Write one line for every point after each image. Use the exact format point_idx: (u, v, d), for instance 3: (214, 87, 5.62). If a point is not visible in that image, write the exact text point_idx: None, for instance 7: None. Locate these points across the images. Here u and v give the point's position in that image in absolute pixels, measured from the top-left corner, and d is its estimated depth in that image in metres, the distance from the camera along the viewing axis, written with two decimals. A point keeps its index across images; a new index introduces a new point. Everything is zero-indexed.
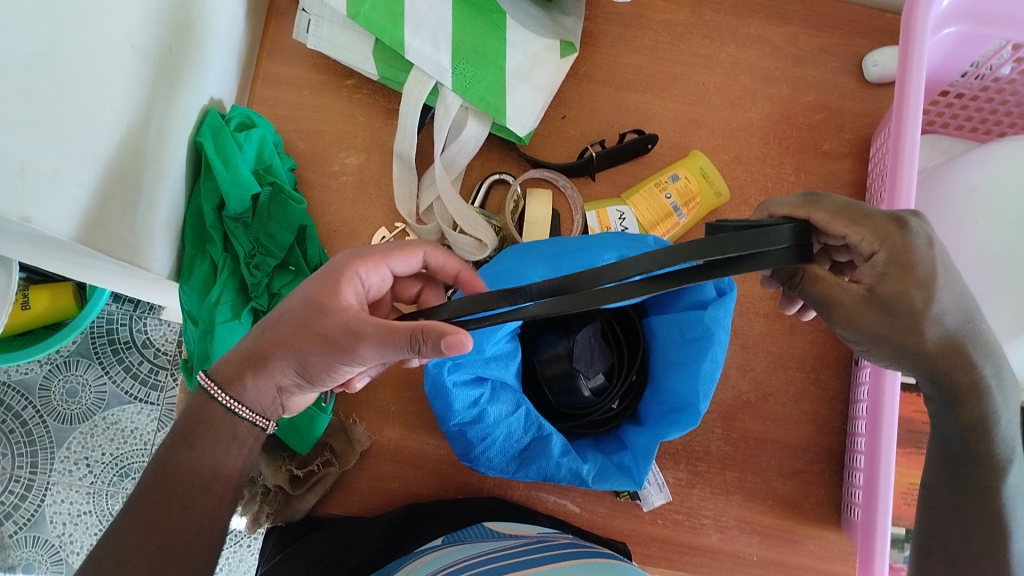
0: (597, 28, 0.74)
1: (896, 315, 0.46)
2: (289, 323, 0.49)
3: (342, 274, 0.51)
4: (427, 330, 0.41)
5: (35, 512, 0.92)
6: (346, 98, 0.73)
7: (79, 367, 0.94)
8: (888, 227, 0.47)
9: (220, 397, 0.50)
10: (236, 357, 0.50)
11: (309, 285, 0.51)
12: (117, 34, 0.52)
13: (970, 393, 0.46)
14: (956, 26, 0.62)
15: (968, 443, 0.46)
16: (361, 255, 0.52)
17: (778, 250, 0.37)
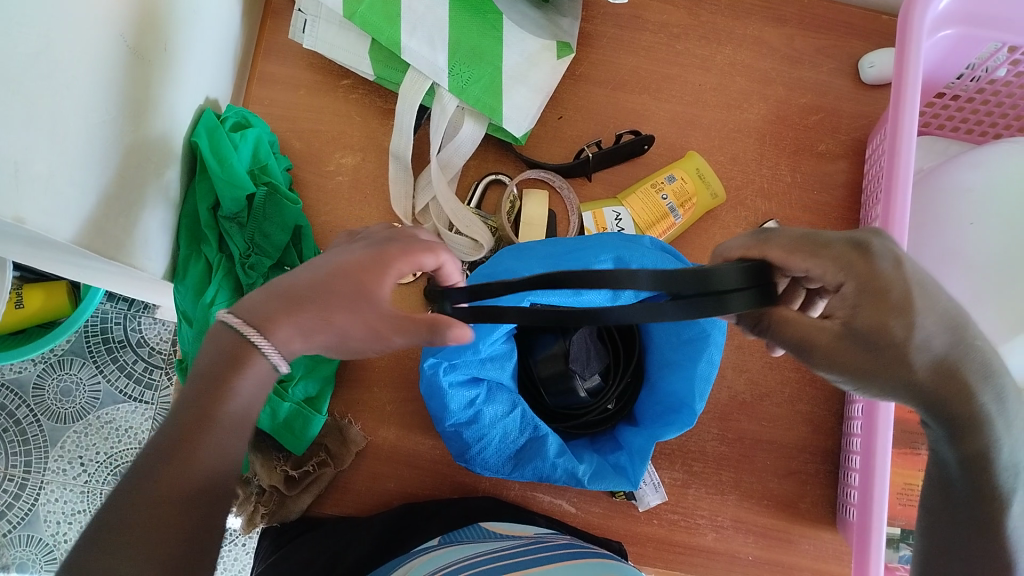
0: (593, 29, 0.74)
1: (878, 350, 0.41)
2: (338, 301, 0.42)
3: (391, 260, 0.43)
4: (439, 324, 0.42)
5: (28, 511, 0.92)
6: (342, 98, 0.73)
7: (73, 366, 0.94)
8: (852, 256, 0.42)
9: (262, 343, 0.42)
10: (273, 302, 0.43)
11: (357, 257, 0.44)
12: (111, 33, 0.51)
13: (971, 426, 0.42)
14: (952, 29, 0.62)
15: (970, 476, 0.43)
16: (416, 249, 0.44)
17: (735, 295, 0.39)
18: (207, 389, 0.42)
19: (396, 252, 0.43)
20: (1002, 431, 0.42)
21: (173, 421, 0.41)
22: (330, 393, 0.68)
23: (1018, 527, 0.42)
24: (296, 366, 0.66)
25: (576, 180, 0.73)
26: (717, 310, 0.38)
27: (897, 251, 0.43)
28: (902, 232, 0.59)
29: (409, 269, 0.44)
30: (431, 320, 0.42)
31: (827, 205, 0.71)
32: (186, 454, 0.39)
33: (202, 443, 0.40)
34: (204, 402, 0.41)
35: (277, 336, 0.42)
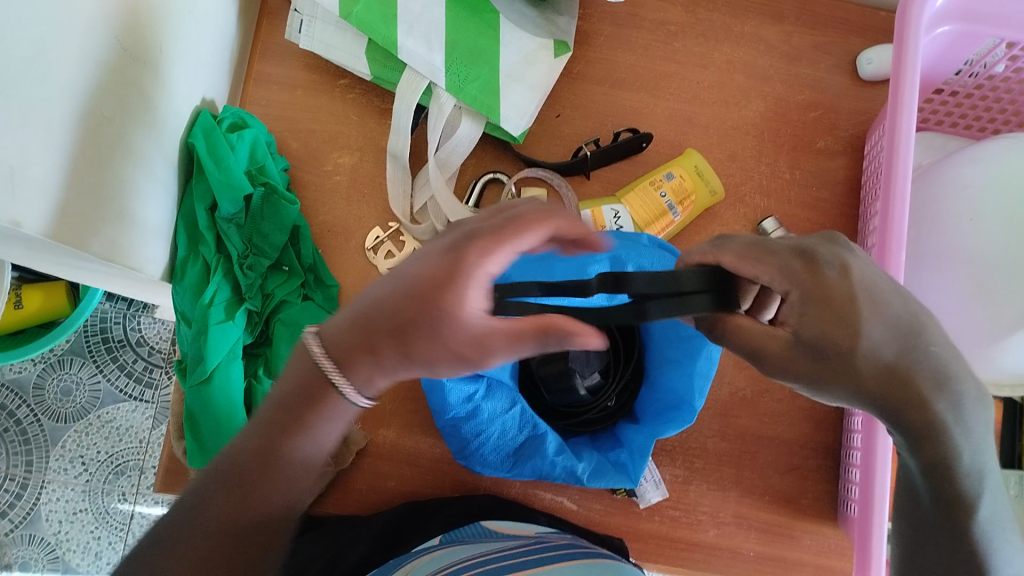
0: (590, 27, 0.74)
1: (827, 358, 0.44)
2: (417, 335, 0.39)
3: (461, 269, 0.38)
4: (557, 325, 0.38)
5: (31, 510, 1.03)
6: (339, 98, 0.73)
7: (73, 366, 1.04)
8: (795, 264, 0.45)
9: (341, 383, 0.41)
10: (349, 339, 0.40)
11: (428, 270, 0.39)
12: (105, 33, 0.51)
13: (926, 431, 0.45)
14: (950, 25, 0.62)
15: (933, 481, 0.46)
16: (490, 245, 0.38)
17: (698, 297, 0.44)
18: (282, 418, 0.42)
19: (466, 254, 0.38)
20: (956, 436, 0.45)
21: (256, 430, 0.42)
22: None
23: (986, 528, 0.45)
24: None
25: (574, 179, 0.72)
26: (683, 310, 0.43)
27: (844, 256, 0.46)
28: (900, 228, 0.59)
29: (487, 271, 0.38)
30: (545, 322, 0.38)
31: (826, 201, 0.71)
32: (248, 495, 0.41)
33: (267, 480, 0.42)
34: (276, 433, 0.42)
35: (356, 375, 0.40)
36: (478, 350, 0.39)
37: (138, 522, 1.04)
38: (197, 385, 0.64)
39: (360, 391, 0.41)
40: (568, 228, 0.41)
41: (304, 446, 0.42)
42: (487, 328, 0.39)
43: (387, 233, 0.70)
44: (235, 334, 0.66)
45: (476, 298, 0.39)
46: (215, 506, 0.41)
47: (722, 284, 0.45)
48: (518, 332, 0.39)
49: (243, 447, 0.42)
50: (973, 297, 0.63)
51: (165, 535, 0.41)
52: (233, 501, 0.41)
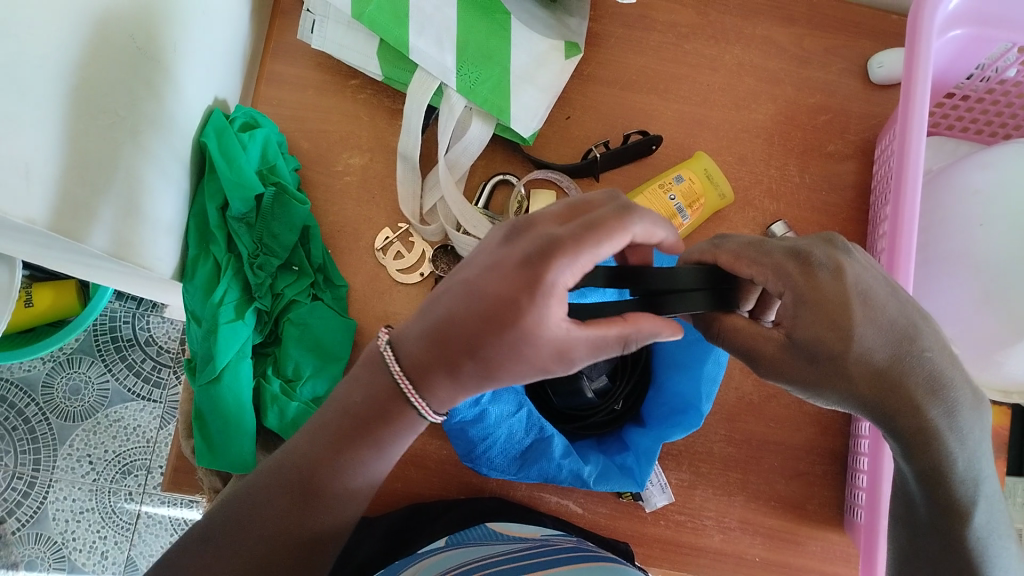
0: (601, 29, 0.74)
1: (818, 362, 0.44)
2: (496, 355, 0.39)
3: (541, 284, 0.38)
4: (640, 331, 0.40)
5: (38, 508, 1.04)
6: (350, 98, 0.73)
7: (82, 365, 1.05)
8: (787, 267, 0.44)
9: (414, 397, 0.42)
10: (421, 353, 0.41)
11: (506, 287, 0.38)
12: (118, 32, 0.51)
13: (921, 441, 0.44)
14: (962, 29, 0.62)
15: (928, 489, 0.46)
16: (568, 257, 0.38)
17: (697, 293, 0.43)
18: (358, 433, 0.44)
19: (545, 268, 0.38)
20: (951, 445, 0.44)
21: (318, 441, 0.45)
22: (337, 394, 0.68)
23: (979, 536, 0.45)
24: (304, 365, 0.67)
25: (584, 180, 0.73)
26: (682, 305, 0.43)
27: (840, 259, 0.45)
28: (910, 233, 0.59)
29: (565, 283, 0.38)
30: (629, 329, 0.40)
31: (835, 205, 0.71)
32: (310, 501, 0.44)
33: (332, 491, 0.44)
34: (350, 448, 0.44)
35: (432, 392, 0.42)
36: (561, 360, 0.39)
37: (143, 522, 1.05)
38: (206, 384, 0.65)
39: (434, 406, 0.43)
40: (642, 231, 0.41)
41: (371, 462, 0.45)
42: (570, 340, 0.39)
43: (396, 233, 0.70)
44: (244, 333, 0.66)
45: (557, 309, 0.38)
46: (280, 507, 0.44)
47: (715, 283, 0.44)
48: (600, 339, 0.40)
49: (313, 454, 0.44)
50: (981, 302, 0.63)
51: (228, 529, 0.43)
52: (297, 505, 0.44)
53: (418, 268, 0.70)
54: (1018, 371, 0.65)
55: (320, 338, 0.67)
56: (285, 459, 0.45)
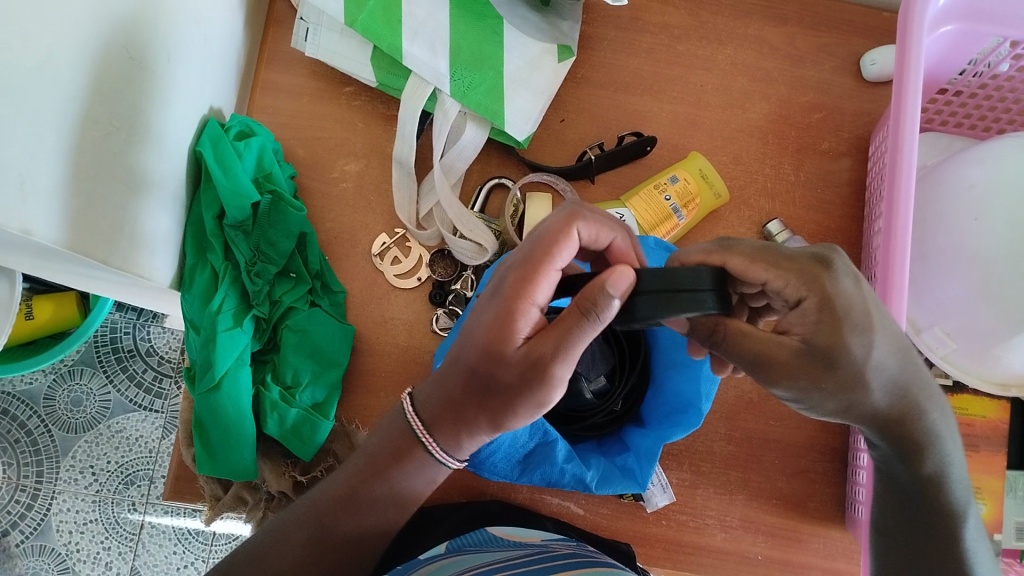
0: (594, 31, 0.74)
1: (838, 368, 0.44)
2: (483, 386, 0.43)
3: (504, 308, 0.43)
4: (587, 296, 0.41)
5: (41, 520, 1.04)
6: (345, 105, 0.73)
7: (84, 376, 1.05)
8: (816, 271, 0.45)
9: (431, 445, 0.46)
10: (436, 398, 0.46)
11: (485, 317, 0.44)
12: (113, 43, 0.52)
13: (920, 450, 0.47)
14: (952, 24, 0.62)
15: (926, 494, 0.48)
16: (525, 275, 0.43)
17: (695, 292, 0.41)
18: (370, 470, 0.47)
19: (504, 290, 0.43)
20: (945, 451, 0.48)
21: (335, 482, 0.48)
22: (337, 398, 0.68)
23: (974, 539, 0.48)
24: (302, 371, 0.67)
25: (578, 183, 0.73)
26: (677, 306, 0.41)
27: (856, 270, 0.46)
28: (905, 228, 0.59)
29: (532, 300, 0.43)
30: (581, 300, 0.41)
31: (830, 203, 0.72)
32: (326, 530, 0.46)
33: (342, 523, 0.47)
34: (363, 482, 0.47)
35: (442, 435, 0.46)
36: (537, 369, 0.41)
37: (147, 533, 1.05)
38: (205, 393, 0.64)
39: (449, 451, 0.46)
40: (589, 232, 0.46)
41: (386, 501, 0.47)
42: (536, 350, 0.42)
43: (393, 239, 0.71)
44: (243, 341, 0.66)
45: (523, 325, 0.43)
46: (296, 537, 0.46)
47: (679, 285, 0.41)
48: (566, 329, 0.41)
49: (330, 490, 0.47)
50: (979, 297, 0.63)
51: (247, 560, 0.46)
52: (312, 539, 0.46)
53: (415, 273, 0.70)
54: (1018, 363, 0.65)
55: (319, 345, 0.67)
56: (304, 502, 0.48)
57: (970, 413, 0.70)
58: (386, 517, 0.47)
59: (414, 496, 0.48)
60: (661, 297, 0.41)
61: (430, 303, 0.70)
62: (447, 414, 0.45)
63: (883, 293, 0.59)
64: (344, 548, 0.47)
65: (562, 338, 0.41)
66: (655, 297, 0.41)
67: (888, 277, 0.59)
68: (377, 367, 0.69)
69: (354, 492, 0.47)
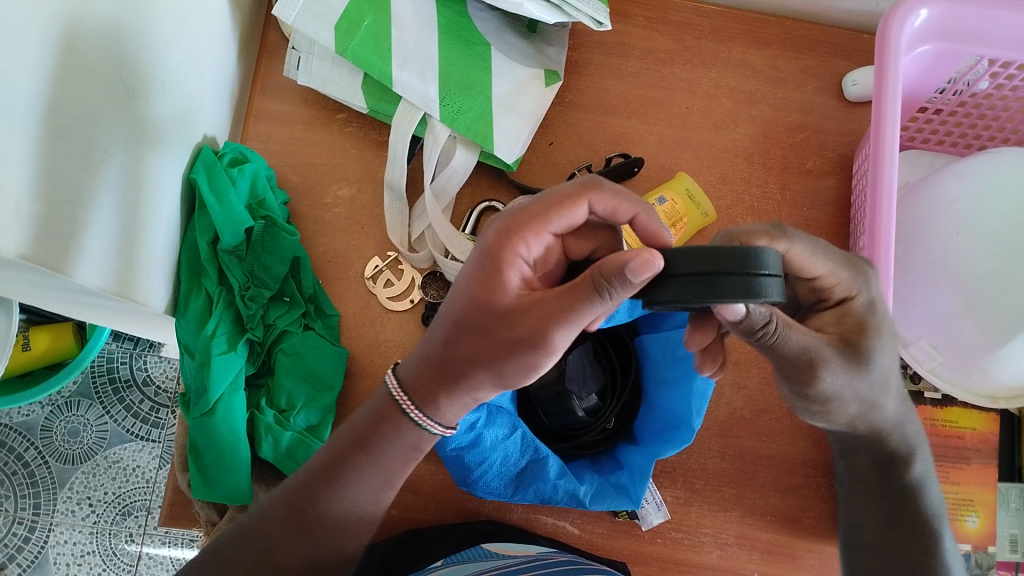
0: (581, 57, 0.76)
1: (874, 368, 0.48)
2: (471, 341, 0.44)
3: (496, 259, 0.44)
4: (607, 270, 0.38)
5: (39, 553, 1.04)
6: (337, 131, 0.74)
7: (81, 407, 1.06)
8: (866, 280, 0.49)
9: (410, 409, 0.48)
10: (423, 364, 0.47)
11: (474, 266, 0.45)
12: (108, 73, 0.53)
13: (899, 459, 0.56)
14: (929, 44, 0.63)
15: (904, 497, 0.56)
16: (518, 231, 0.44)
17: (757, 280, 0.36)
18: (351, 446, 0.49)
19: (499, 243, 0.44)
20: (922, 461, 0.56)
21: (317, 458, 0.50)
22: (331, 421, 0.68)
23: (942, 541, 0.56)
24: (296, 395, 0.68)
25: None
26: (733, 294, 0.36)
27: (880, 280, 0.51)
28: (888, 240, 0.60)
29: (521, 257, 0.44)
30: (597, 271, 0.39)
31: (816, 220, 0.73)
32: (306, 513, 0.48)
33: (324, 502, 0.48)
34: (343, 458, 0.49)
35: (421, 399, 0.47)
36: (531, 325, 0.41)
37: (144, 563, 1.05)
38: (200, 417, 0.65)
39: (427, 414, 0.47)
40: (603, 204, 0.45)
41: (370, 478, 0.49)
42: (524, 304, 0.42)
43: (385, 262, 0.72)
44: (236, 365, 0.66)
45: (512, 279, 0.44)
46: (279, 513, 0.48)
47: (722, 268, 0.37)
48: (573, 295, 0.40)
49: (311, 466, 0.50)
50: (962, 310, 0.64)
51: (235, 539, 0.48)
52: (295, 517, 0.48)
53: (408, 295, 0.71)
54: (1007, 376, 0.65)
55: (313, 367, 0.68)
56: (288, 486, 0.50)
57: (960, 426, 0.71)
58: (361, 503, 0.49)
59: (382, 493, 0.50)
60: (707, 279, 0.37)
61: (423, 324, 0.70)
62: (433, 377, 0.46)
63: None
64: (332, 529, 0.49)
65: (564, 306, 0.40)
66: (693, 280, 0.38)
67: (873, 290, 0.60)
68: (372, 389, 0.70)
69: (333, 474, 0.49)
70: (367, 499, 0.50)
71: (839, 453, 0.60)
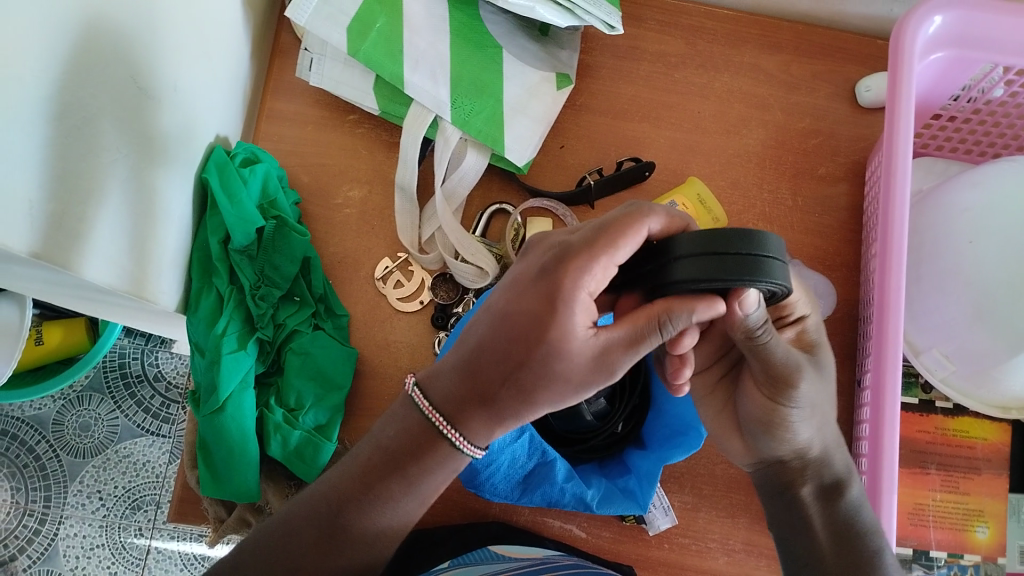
0: (593, 60, 0.76)
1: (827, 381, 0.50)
2: (526, 377, 0.41)
3: (558, 297, 0.40)
4: (674, 311, 0.39)
5: (49, 545, 1.05)
6: (349, 132, 0.75)
7: (92, 402, 1.06)
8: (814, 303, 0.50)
9: (453, 436, 0.44)
10: (455, 389, 0.44)
11: (528, 302, 0.41)
12: (120, 74, 0.53)
13: (837, 483, 0.53)
14: (942, 51, 0.63)
15: (844, 518, 0.51)
16: (581, 266, 0.40)
17: (759, 259, 0.36)
18: (387, 465, 0.45)
19: (560, 278, 0.40)
20: (859, 488, 0.53)
21: (348, 471, 0.46)
22: (341, 420, 0.69)
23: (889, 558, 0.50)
24: (306, 394, 0.68)
25: (579, 208, 0.74)
26: (735, 274, 0.36)
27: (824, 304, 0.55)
28: (899, 249, 0.60)
29: (585, 290, 0.40)
30: (660, 313, 0.40)
31: (829, 226, 0.72)
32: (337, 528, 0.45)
33: (356, 517, 0.45)
34: (378, 474, 0.45)
35: (468, 427, 0.44)
36: (602, 368, 0.41)
37: (153, 558, 1.06)
38: (209, 414, 0.65)
39: (471, 440, 0.45)
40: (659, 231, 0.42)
41: (406, 503, 0.46)
42: (599, 348, 0.41)
43: (395, 263, 0.72)
44: (247, 364, 0.67)
45: (582, 319, 0.40)
46: (310, 529, 0.45)
47: (725, 248, 0.36)
48: (633, 334, 0.40)
49: (339, 483, 0.46)
50: (972, 320, 0.64)
51: (261, 550, 0.44)
52: (327, 530, 0.45)
53: (417, 296, 0.71)
54: (1018, 386, 0.65)
55: (322, 367, 0.68)
56: (314, 498, 0.46)
57: (970, 436, 0.70)
58: (392, 520, 0.46)
59: (407, 518, 0.47)
60: (712, 260, 0.36)
61: (432, 326, 0.71)
62: (466, 399, 0.43)
63: (880, 313, 0.60)
64: (364, 551, 0.45)
65: (637, 346, 0.41)
66: (698, 262, 0.37)
67: (883, 298, 0.60)
68: (381, 390, 0.70)
69: (366, 484, 0.45)
70: (397, 518, 0.46)
71: (779, 490, 0.55)
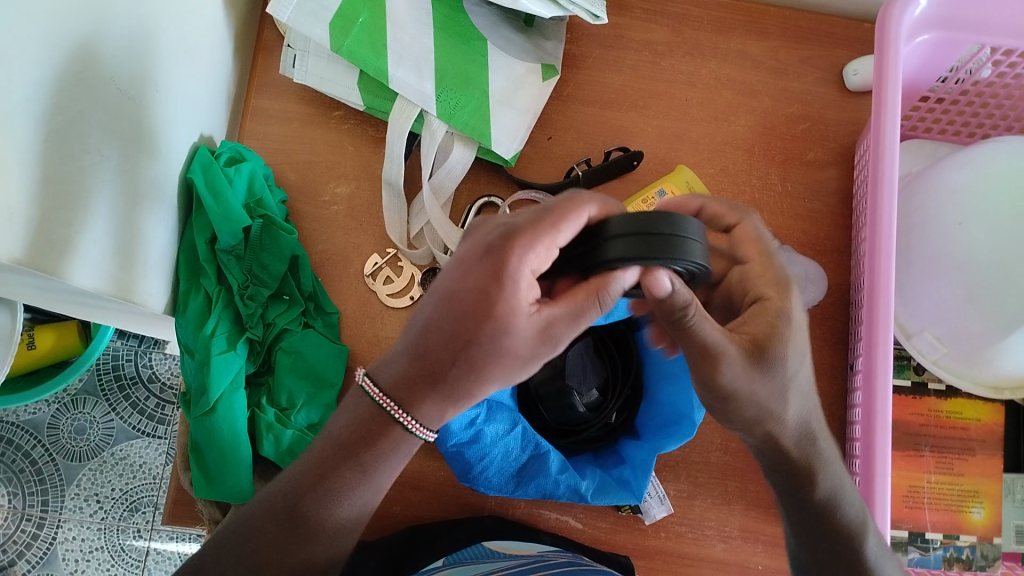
0: (579, 50, 0.76)
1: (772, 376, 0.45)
2: (476, 355, 0.40)
3: (505, 272, 0.40)
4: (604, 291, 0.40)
5: (48, 549, 1.05)
6: (334, 128, 0.74)
7: (87, 405, 1.06)
8: (786, 291, 0.48)
9: (406, 422, 0.43)
10: (402, 376, 0.42)
11: (473, 281, 0.40)
12: (103, 77, 0.53)
13: (802, 480, 0.50)
14: (929, 33, 0.62)
15: (821, 518, 0.50)
16: (526, 245, 0.40)
17: (685, 243, 0.39)
18: (337, 458, 0.45)
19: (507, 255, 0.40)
20: (834, 476, 0.50)
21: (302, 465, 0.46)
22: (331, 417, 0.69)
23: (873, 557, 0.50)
24: (297, 393, 0.68)
25: None
26: (663, 251, 0.38)
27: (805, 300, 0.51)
28: (888, 233, 0.60)
29: (529, 267, 0.40)
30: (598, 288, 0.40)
31: (819, 211, 0.72)
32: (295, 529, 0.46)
33: (314, 515, 0.46)
34: (329, 468, 0.45)
35: (421, 413, 0.43)
36: (547, 341, 0.41)
37: (152, 559, 1.06)
38: (201, 416, 0.65)
39: (425, 425, 0.43)
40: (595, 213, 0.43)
41: (364, 492, 0.46)
42: (543, 323, 0.40)
43: (385, 259, 0.71)
44: (237, 364, 0.67)
45: (527, 295, 0.40)
46: (268, 531, 0.46)
47: (650, 229, 0.38)
48: (575, 310, 0.41)
49: (295, 479, 0.46)
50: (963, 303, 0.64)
51: (225, 554, 0.46)
52: (285, 530, 0.46)
53: (407, 292, 0.71)
54: (1010, 366, 0.65)
55: (313, 365, 0.68)
56: (271, 496, 0.47)
57: (965, 418, 0.70)
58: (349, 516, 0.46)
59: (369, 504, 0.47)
60: (645, 239, 0.39)
61: None
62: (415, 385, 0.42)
63: (870, 298, 0.60)
64: (325, 546, 0.46)
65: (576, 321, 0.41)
66: (627, 241, 0.39)
67: (874, 283, 0.60)
68: None
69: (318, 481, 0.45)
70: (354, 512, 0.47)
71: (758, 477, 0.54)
